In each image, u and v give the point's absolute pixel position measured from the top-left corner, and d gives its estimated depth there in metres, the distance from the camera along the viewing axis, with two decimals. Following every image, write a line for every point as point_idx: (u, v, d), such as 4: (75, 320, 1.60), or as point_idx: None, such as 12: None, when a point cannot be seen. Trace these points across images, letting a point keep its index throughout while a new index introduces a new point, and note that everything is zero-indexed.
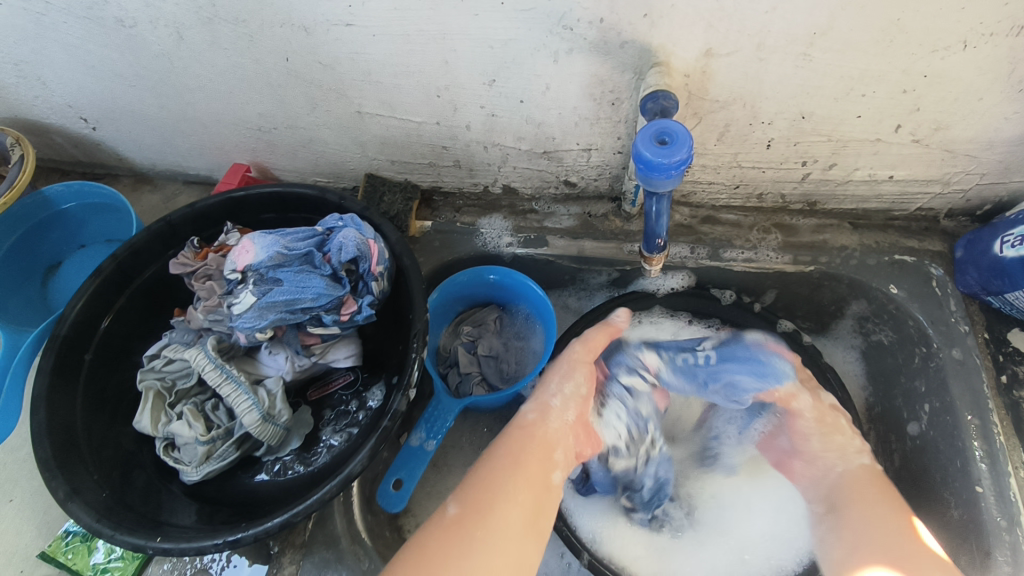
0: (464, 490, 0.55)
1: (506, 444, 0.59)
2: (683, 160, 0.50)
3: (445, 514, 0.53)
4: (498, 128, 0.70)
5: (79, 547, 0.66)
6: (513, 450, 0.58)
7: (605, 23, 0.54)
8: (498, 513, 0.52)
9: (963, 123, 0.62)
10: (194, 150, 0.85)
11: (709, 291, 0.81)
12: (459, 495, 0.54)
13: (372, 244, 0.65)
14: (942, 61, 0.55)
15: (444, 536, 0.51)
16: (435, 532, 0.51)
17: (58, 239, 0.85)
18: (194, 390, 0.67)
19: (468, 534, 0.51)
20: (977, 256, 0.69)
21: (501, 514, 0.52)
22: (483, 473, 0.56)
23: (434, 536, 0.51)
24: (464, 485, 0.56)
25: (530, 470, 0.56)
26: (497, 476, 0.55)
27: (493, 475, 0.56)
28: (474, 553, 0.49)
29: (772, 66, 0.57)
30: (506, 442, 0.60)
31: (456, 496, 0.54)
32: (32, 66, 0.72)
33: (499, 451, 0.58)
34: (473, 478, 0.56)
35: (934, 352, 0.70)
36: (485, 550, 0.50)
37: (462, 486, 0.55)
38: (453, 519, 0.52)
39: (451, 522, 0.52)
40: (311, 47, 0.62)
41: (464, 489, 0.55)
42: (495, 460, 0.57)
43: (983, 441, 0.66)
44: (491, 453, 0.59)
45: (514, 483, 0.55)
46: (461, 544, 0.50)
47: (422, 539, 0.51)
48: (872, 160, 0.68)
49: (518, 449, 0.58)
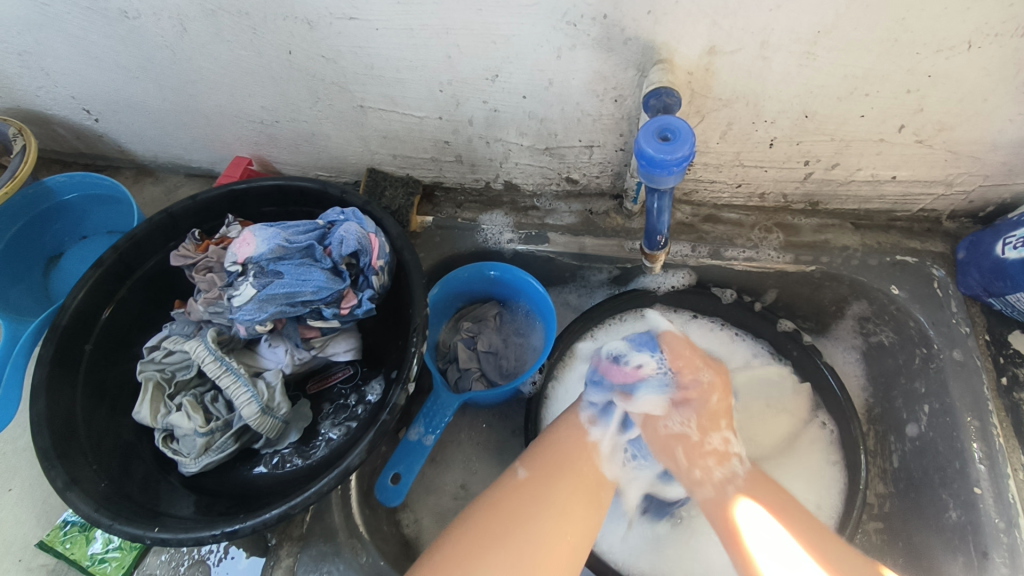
0: (533, 460, 0.61)
1: (569, 425, 0.65)
2: (685, 156, 0.50)
3: (516, 476, 0.59)
4: (501, 124, 0.70)
5: (76, 537, 0.66)
6: (574, 432, 0.64)
7: (608, 19, 0.54)
8: (561, 483, 0.58)
9: (967, 124, 0.62)
10: (196, 142, 0.85)
11: (710, 290, 0.82)
12: (528, 463, 0.61)
13: (373, 238, 0.65)
14: (947, 61, 0.55)
15: (513, 495, 0.57)
16: (504, 490, 0.58)
17: (60, 230, 0.85)
18: (194, 381, 0.68)
19: (536, 495, 0.57)
20: (979, 258, 0.69)
21: (564, 486, 0.58)
22: (548, 449, 0.62)
23: (504, 492, 0.57)
24: (530, 454, 0.62)
25: (593, 451, 0.62)
26: (562, 454, 0.61)
27: (557, 451, 0.62)
28: (542, 514, 0.55)
29: (776, 64, 0.57)
30: (568, 423, 0.65)
31: (525, 463, 0.61)
32: (35, 56, 0.72)
33: (563, 430, 0.64)
34: (538, 451, 0.62)
35: (935, 354, 0.70)
36: (551, 514, 0.56)
37: (530, 455, 0.62)
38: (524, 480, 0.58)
39: (524, 483, 0.58)
40: (314, 40, 0.62)
41: (530, 458, 0.61)
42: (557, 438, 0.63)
43: (983, 443, 0.66)
44: (555, 432, 0.64)
45: (577, 464, 0.61)
46: (531, 503, 0.56)
47: (493, 495, 0.58)
48: (875, 160, 0.68)
49: (580, 429, 0.64)
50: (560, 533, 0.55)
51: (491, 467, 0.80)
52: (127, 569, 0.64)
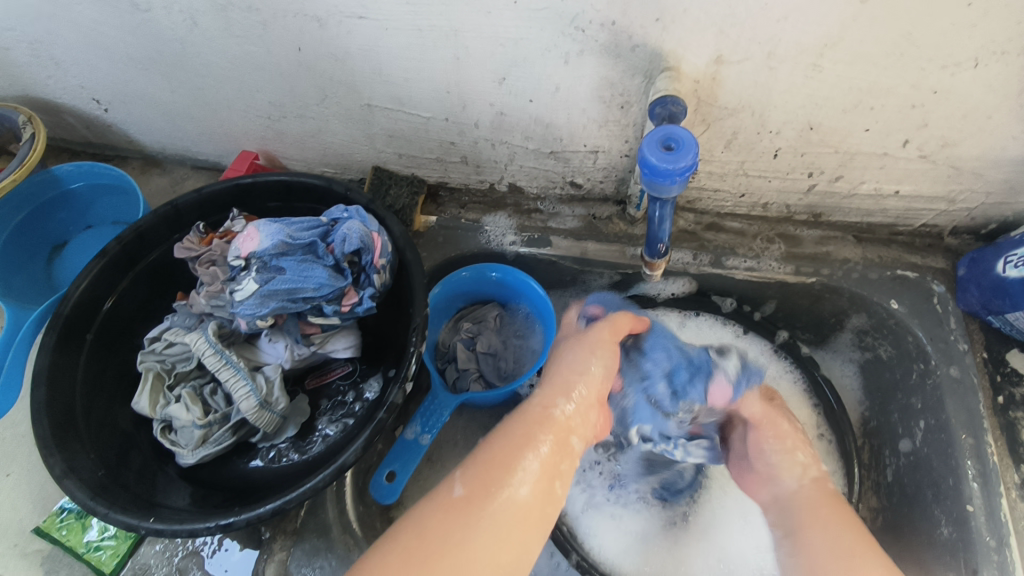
0: (473, 467, 0.48)
1: (522, 423, 0.52)
2: (688, 166, 0.51)
3: (449, 494, 0.47)
4: (506, 126, 0.70)
5: (72, 524, 0.66)
6: (526, 427, 0.51)
7: (616, 26, 0.54)
8: (504, 495, 0.46)
9: (971, 141, 0.62)
10: (203, 136, 0.85)
11: (710, 298, 0.83)
12: (466, 474, 0.48)
13: (376, 237, 0.65)
14: (953, 78, 0.55)
15: (443, 520, 0.45)
16: (433, 512, 0.45)
17: (65, 218, 0.86)
18: (194, 373, 0.68)
19: (473, 519, 0.45)
20: (980, 275, 0.70)
21: (509, 502, 0.46)
22: (493, 458, 0.49)
23: (432, 516, 0.45)
24: (469, 460, 0.49)
25: (545, 451, 0.50)
26: (508, 459, 0.49)
27: (502, 454, 0.49)
28: (479, 541, 0.44)
29: (782, 75, 0.57)
30: (523, 423, 0.52)
31: (464, 475, 0.48)
32: (46, 44, 0.73)
33: (513, 429, 0.51)
34: (482, 455, 0.49)
35: (932, 369, 0.71)
36: (489, 541, 0.44)
37: (470, 460, 0.49)
38: (458, 500, 0.46)
39: (458, 503, 0.46)
40: (324, 38, 0.62)
41: (472, 466, 0.48)
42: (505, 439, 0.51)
43: (977, 461, 0.66)
44: (502, 430, 0.52)
45: (525, 467, 0.48)
46: (465, 530, 0.44)
47: (420, 518, 0.45)
48: (879, 174, 0.68)
49: (535, 429, 0.51)
50: (502, 562, 0.44)
51: None
52: (122, 558, 0.64)
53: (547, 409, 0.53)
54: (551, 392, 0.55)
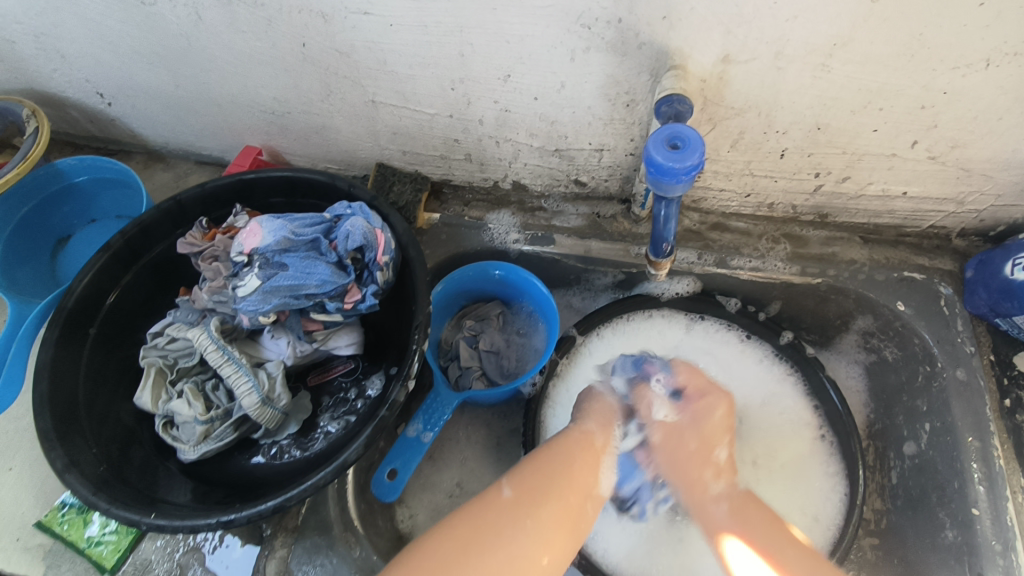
0: (520, 475, 0.55)
1: (563, 442, 0.60)
2: (694, 166, 0.50)
3: (500, 494, 0.53)
4: (511, 123, 0.70)
5: (74, 519, 0.66)
6: (570, 450, 0.59)
7: (623, 24, 0.54)
8: (546, 505, 0.54)
9: (981, 143, 0.61)
10: (207, 130, 0.85)
11: (715, 298, 0.81)
12: (515, 478, 0.55)
13: (379, 234, 0.65)
14: (963, 79, 0.54)
15: (497, 514, 0.52)
16: (485, 509, 0.52)
17: (69, 212, 0.86)
18: (195, 369, 0.68)
19: (519, 519, 0.52)
20: (987, 277, 0.69)
21: (550, 511, 0.53)
22: (536, 469, 0.56)
23: (486, 511, 0.52)
24: (517, 470, 0.56)
25: (584, 474, 0.57)
26: (553, 473, 0.56)
27: (548, 470, 0.56)
28: (521, 541, 0.51)
29: (790, 75, 0.56)
30: (563, 444, 0.59)
31: (511, 479, 0.55)
32: (51, 38, 0.73)
33: (556, 447, 0.59)
34: (527, 467, 0.56)
35: (938, 372, 0.70)
36: (529, 540, 0.51)
37: (517, 470, 0.56)
38: (509, 501, 0.53)
39: (507, 504, 0.52)
40: (329, 34, 0.62)
41: (519, 473, 0.56)
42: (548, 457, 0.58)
43: (983, 464, 0.65)
44: (546, 449, 0.59)
45: (567, 482, 0.56)
46: (512, 528, 0.51)
47: (476, 512, 0.52)
48: (887, 174, 0.68)
49: (574, 450, 0.59)
50: (538, 561, 0.51)
51: (488, 466, 0.80)
52: (123, 553, 0.64)
53: (586, 440, 0.61)
54: (595, 424, 0.63)
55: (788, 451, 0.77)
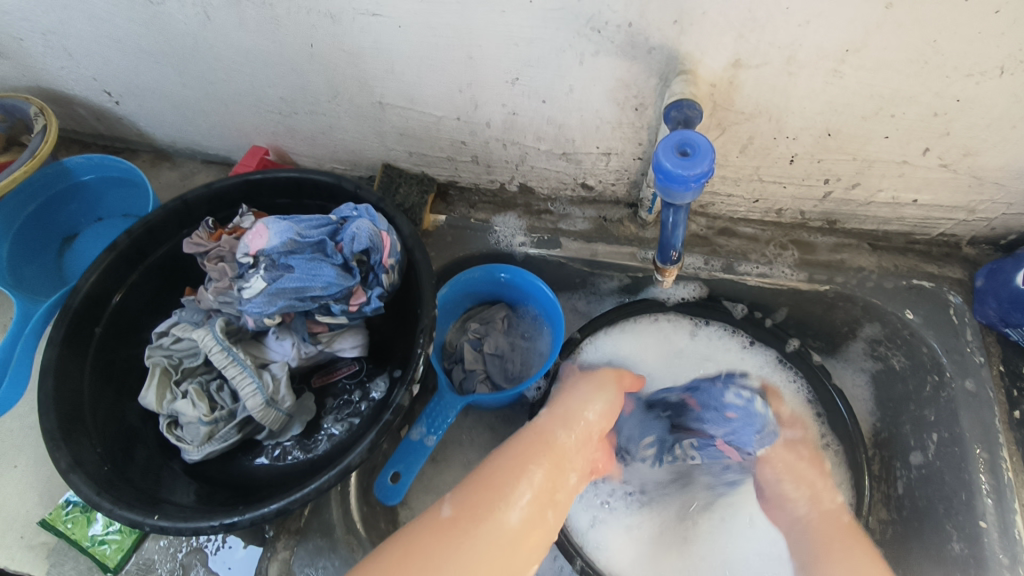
0: (461, 491, 0.54)
1: (513, 451, 0.59)
2: (703, 173, 0.50)
3: (438, 515, 0.52)
4: (518, 126, 0.70)
5: (78, 517, 0.66)
6: (522, 455, 0.59)
7: (633, 27, 0.54)
8: (490, 518, 0.53)
9: (994, 151, 0.60)
10: (214, 130, 0.85)
11: (722, 304, 0.81)
12: (454, 496, 0.54)
13: (385, 236, 0.64)
14: (977, 86, 0.54)
15: (430, 538, 0.50)
16: (425, 531, 0.51)
17: (76, 210, 0.86)
18: (200, 369, 0.68)
19: (455, 540, 0.50)
20: (998, 286, 0.68)
21: (491, 526, 0.52)
22: (480, 484, 0.55)
23: (423, 534, 0.51)
24: (461, 488, 0.55)
25: (529, 483, 0.56)
26: (496, 486, 0.55)
27: (493, 484, 0.55)
28: (459, 559, 0.49)
29: (801, 80, 0.56)
30: (513, 455, 0.59)
31: (451, 497, 0.54)
32: (59, 36, 0.73)
33: (506, 454, 0.59)
34: (472, 481, 0.56)
35: (947, 382, 0.69)
36: (471, 558, 0.50)
37: (463, 485, 0.55)
38: (445, 521, 0.52)
39: (445, 525, 0.51)
40: (336, 34, 0.62)
41: (461, 490, 0.55)
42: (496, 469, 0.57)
43: (991, 476, 0.65)
44: (496, 459, 0.58)
45: (512, 491, 0.55)
46: (446, 551, 0.49)
47: (413, 533, 0.51)
48: (897, 182, 0.67)
49: (524, 459, 0.58)
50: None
51: None
52: (127, 552, 0.64)
53: (539, 440, 0.61)
54: (549, 424, 0.63)
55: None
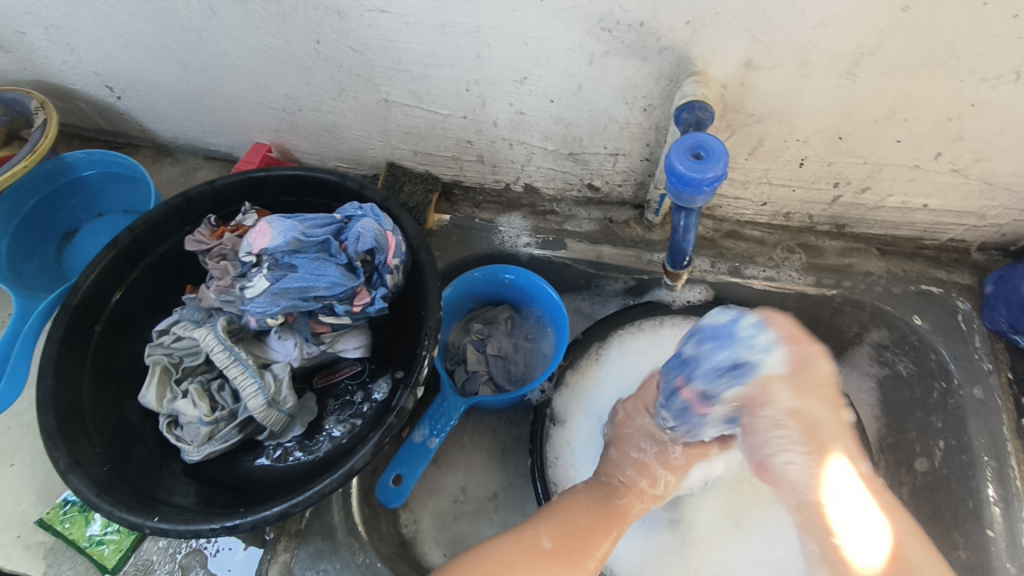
0: (553, 523, 0.57)
1: (594, 490, 0.61)
2: (716, 177, 0.49)
3: (537, 543, 0.55)
4: (525, 126, 0.69)
5: (75, 518, 0.66)
6: (598, 496, 0.61)
7: (645, 27, 0.53)
8: (581, 557, 0.55)
9: (1007, 156, 0.60)
10: (217, 126, 0.84)
11: (729, 307, 0.79)
12: (549, 527, 0.56)
13: (390, 236, 0.64)
14: (992, 91, 0.53)
15: (531, 562, 0.53)
16: (525, 558, 0.53)
17: (77, 206, 0.85)
18: (201, 368, 0.67)
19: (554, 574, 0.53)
20: (1008, 292, 0.67)
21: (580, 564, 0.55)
22: (570, 517, 0.58)
23: (523, 558, 0.53)
24: (552, 517, 0.58)
25: (608, 526, 0.59)
26: (584, 524, 0.57)
27: (582, 519, 0.58)
28: None
29: (814, 83, 0.55)
30: (594, 493, 0.61)
31: (546, 528, 0.56)
32: (62, 30, 0.72)
33: (587, 492, 0.61)
34: (560, 516, 0.58)
35: (955, 389, 0.69)
36: None
37: (552, 516, 0.58)
38: (547, 551, 0.54)
39: (546, 555, 0.54)
40: (343, 31, 0.61)
41: (553, 521, 0.57)
42: (579, 504, 0.60)
43: (1000, 485, 0.65)
44: (577, 493, 0.61)
45: (593, 537, 0.57)
46: None
47: (514, 556, 0.53)
48: (907, 187, 0.67)
49: (605, 500, 0.60)
50: None
51: (493, 471, 0.79)
52: (125, 553, 0.64)
53: (616, 484, 0.62)
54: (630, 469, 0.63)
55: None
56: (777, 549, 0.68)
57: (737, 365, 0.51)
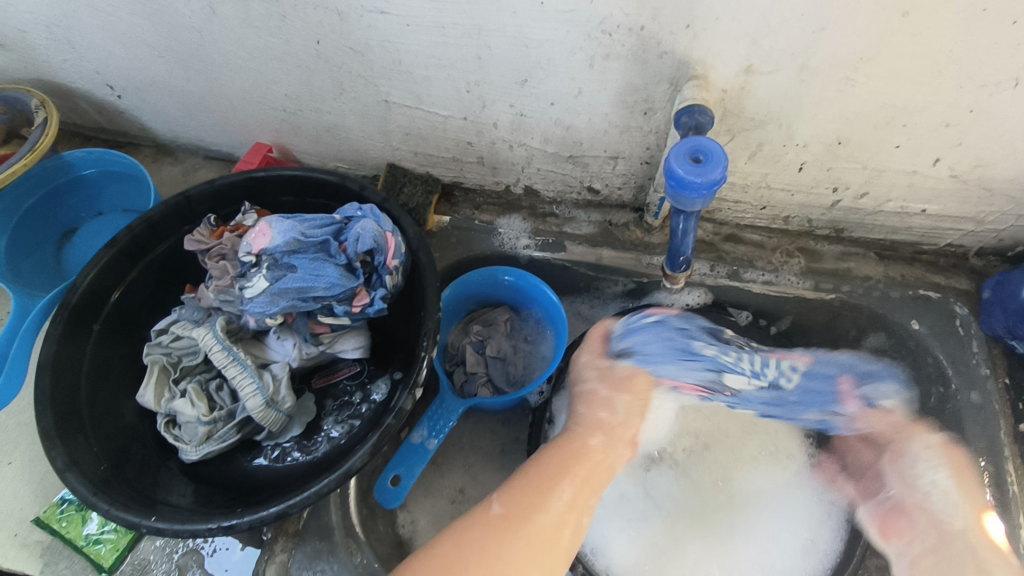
0: (510, 488, 0.51)
1: (560, 446, 0.55)
2: (716, 180, 0.49)
3: (488, 511, 0.49)
4: (525, 128, 0.69)
5: (73, 516, 0.65)
6: (566, 451, 0.54)
7: (645, 31, 0.53)
8: (544, 513, 0.49)
9: (1005, 163, 0.60)
10: (217, 126, 0.84)
11: (728, 311, 0.78)
12: (505, 492, 0.50)
13: (389, 237, 0.63)
14: (991, 97, 0.53)
15: (479, 531, 0.47)
16: (473, 526, 0.47)
17: (76, 204, 0.85)
18: (199, 367, 0.67)
19: (504, 539, 0.47)
20: (1005, 298, 0.68)
21: (544, 524, 0.48)
22: (529, 480, 0.51)
23: (470, 528, 0.47)
24: (511, 482, 0.51)
25: (580, 478, 0.52)
26: (546, 479, 0.51)
27: (544, 476, 0.52)
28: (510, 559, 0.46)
29: (813, 88, 0.55)
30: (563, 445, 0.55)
31: (502, 492, 0.50)
32: (62, 28, 0.72)
33: (551, 449, 0.55)
34: (519, 479, 0.51)
35: (952, 394, 0.70)
36: (520, 554, 0.46)
37: (510, 483, 0.51)
38: (496, 517, 0.48)
39: (495, 520, 0.48)
40: (344, 32, 0.61)
41: (509, 487, 0.51)
42: (542, 463, 0.53)
43: (998, 490, 0.66)
44: (543, 453, 0.55)
45: (558, 493, 0.50)
46: (499, 547, 0.46)
47: (462, 527, 0.48)
48: (906, 192, 0.67)
49: (572, 456, 0.54)
50: None
51: (491, 473, 0.79)
52: (122, 552, 0.64)
53: (584, 433, 0.56)
54: (591, 407, 0.60)
55: (766, 479, 0.72)
56: (771, 552, 0.68)
57: (869, 375, 0.71)
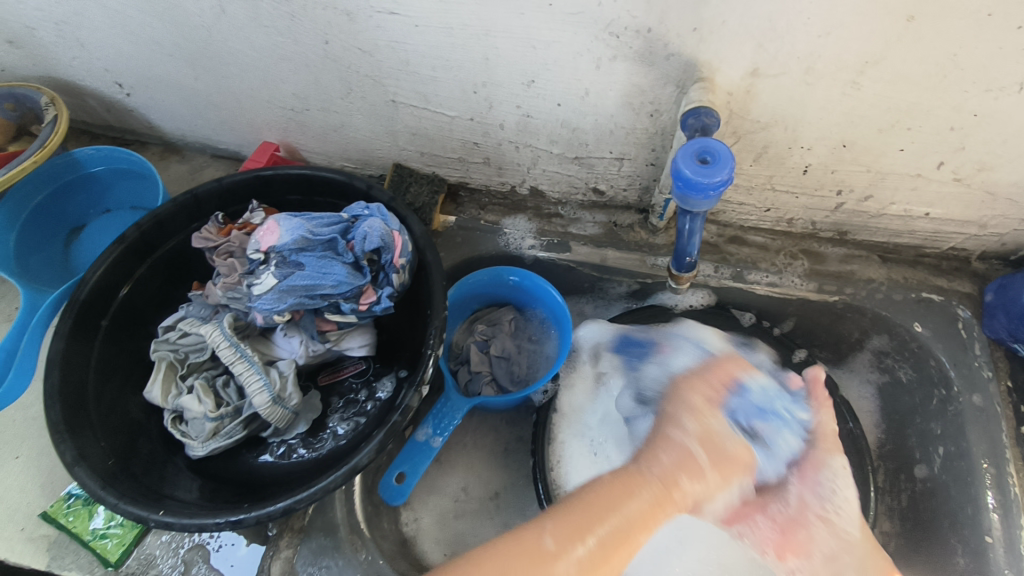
0: (567, 519, 0.44)
1: (627, 476, 0.48)
2: (722, 181, 0.49)
3: (540, 542, 0.43)
4: (532, 129, 0.69)
5: (79, 511, 0.66)
6: (633, 493, 0.46)
7: (652, 34, 0.53)
8: (596, 561, 0.43)
9: (1009, 166, 0.60)
10: (225, 125, 0.85)
11: (730, 311, 0.80)
12: (559, 522, 0.44)
13: (396, 235, 0.64)
14: (995, 102, 0.54)
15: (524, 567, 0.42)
16: (518, 561, 0.42)
17: (84, 201, 0.85)
18: (206, 364, 0.68)
19: None
20: (1008, 302, 0.68)
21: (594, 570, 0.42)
22: (587, 514, 0.45)
23: (515, 561, 0.42)
24: (566, 509, 0.45)
25: (640, 524, 0.45)
26: (604, 519, 0.44)
27: (602, 515, 0.45)
28: None
29: (819, 91, 0.56)
30: (630, 479, 0.48)
31: (555, 522, 0.44)
32: (73, 26, 0.72)
33: (617, 477, 0.48)
34: (575, 507, 0.45)
35: (954, 396, 0.70)
36: None
37: (566, 509, 0.45)
38: (547, 555, 0.42)
39: (544, 559, 0.42)
40: (353, 32, 0.61)
41: (565, 516, 0.44)
42: (604, 494, 0.46)
43: (998, 491, 0.66)
44: (608, 477, 0.48)
45: (615, 539, 0.44)
46: None
47: (505, 555, 0.43)
48: (910, 195, 0.67)
49: (637, 496, 0.46)
50: None
51: (494, 472, 0.79)
52: (128, 547, 0.64)
53: (656, 476, 0.48)
54: (673, 458, 0.50)
55: None
56: None
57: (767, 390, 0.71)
